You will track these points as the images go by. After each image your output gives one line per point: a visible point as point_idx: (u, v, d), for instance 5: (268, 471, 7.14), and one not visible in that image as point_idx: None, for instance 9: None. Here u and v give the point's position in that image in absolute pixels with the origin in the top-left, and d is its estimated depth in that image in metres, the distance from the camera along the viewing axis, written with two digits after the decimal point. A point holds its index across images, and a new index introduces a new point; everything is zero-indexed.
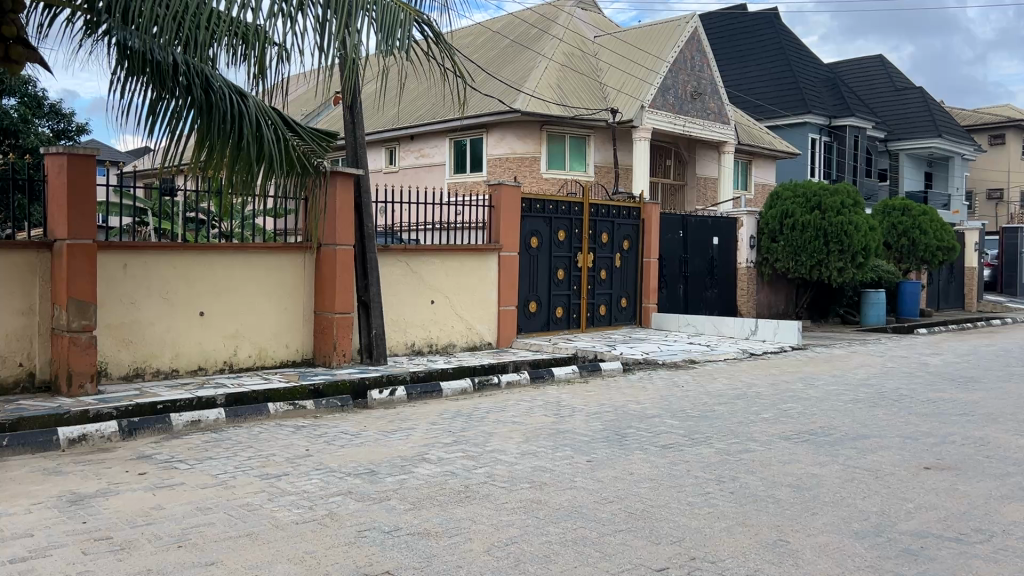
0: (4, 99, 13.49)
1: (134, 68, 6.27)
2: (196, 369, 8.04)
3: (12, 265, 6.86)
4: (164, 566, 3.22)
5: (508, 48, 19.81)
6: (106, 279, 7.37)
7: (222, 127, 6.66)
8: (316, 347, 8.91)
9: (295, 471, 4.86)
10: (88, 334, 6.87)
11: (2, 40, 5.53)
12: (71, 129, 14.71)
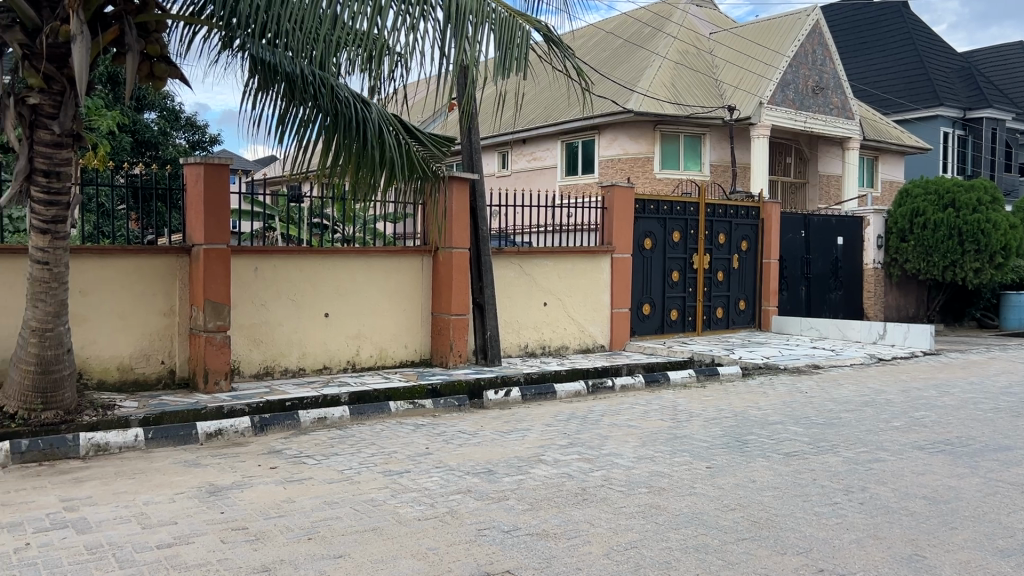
0: (146, 113, 14.39)
1: (266, 80, 6.59)
2: (321, 367, 8.36)
3: (155, 269, 7.32)
4: (296, 558, 3.37)
5: (621, 48, 19.67)
6: (239, 282, 7.76)
7: (347, 135, 6.89)
8: (433, 348, 9.10)
9: (416, 469, 4.98)
10: (223, 334, 7.25)
11: (148, 59, 5.91)
12: (205, 140, 15.59)
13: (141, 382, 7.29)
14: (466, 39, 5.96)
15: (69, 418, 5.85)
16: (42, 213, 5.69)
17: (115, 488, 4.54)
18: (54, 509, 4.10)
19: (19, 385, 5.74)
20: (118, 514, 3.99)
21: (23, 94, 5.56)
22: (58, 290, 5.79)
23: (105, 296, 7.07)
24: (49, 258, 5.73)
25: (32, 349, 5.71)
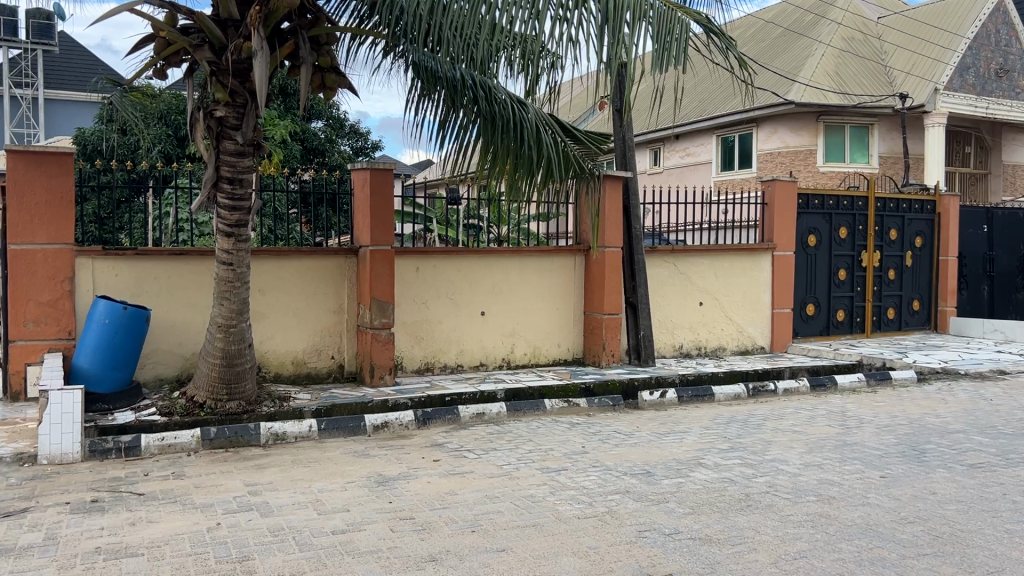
0: (314, 121, 15.14)
1: (428, 85, 6.80)
2: (478, 365, 8.55)
3: (326, 269, 7.72)
4: (461, 549, 3.46)
5: (781, 37, 18.93)
6: (401, 282, 8.06)
7: (505, 135, 6.98)
8: (587, 348, 9.10)
9: (574, 467, 4.99)
10: (387, 332, 7.56)
11: (320, 69, 6.27)
12: (367, 146, 16.31)
13: (313, 375, 7.72)
14: (621, 42, 5.78)
15: (250, 408, 6.28)
16: (227, 217, 6.15)
17: (292, 475, 4.82)
18: (239, 493, 4.41)
19: (207, 376, 6.22)
20: (296, 499, 4.24)
21: (211, 107, 6.04)
22: (241, 288, 6.23)
23: (281, 294, 7.53)
24: (234, 258, 6.18)
25: (218, 344, 6.17)
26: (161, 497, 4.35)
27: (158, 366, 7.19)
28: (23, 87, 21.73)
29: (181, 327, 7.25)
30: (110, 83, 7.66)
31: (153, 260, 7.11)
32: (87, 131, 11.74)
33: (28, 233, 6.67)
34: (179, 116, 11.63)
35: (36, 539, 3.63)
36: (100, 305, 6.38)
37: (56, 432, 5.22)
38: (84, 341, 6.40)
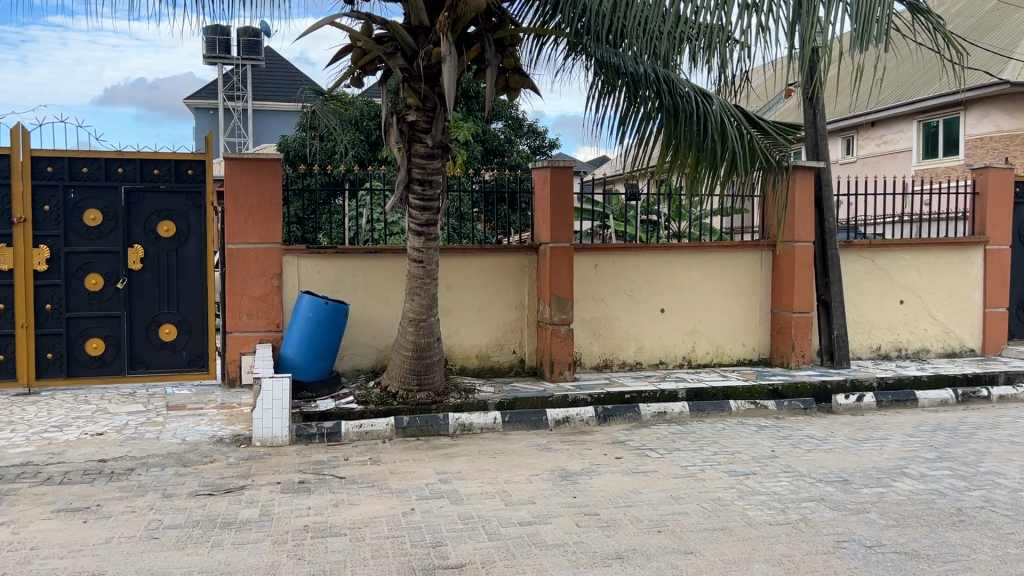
0: (494, 123, 15.48)
1: (610, 82, 6.77)
2: (658, 363, 8.45)
3: (508, 265, 7.87)
4: (648, 549, 3.42)
5: (992, 11, 17.33)
6: (581, 278, 8.10)
7: (689, 128, 6.82)
8: (774, 348, 8.74)
9: (763, 471, 4.81)
10: (567, 327, 7.62)
11: (504, 71, 6.39)
12: (546, 144, 16.51)
13: (496, 369, 7.93)
14: (816, 26, 5.42)
15: (439, 399, 6.54)
16: (418, 217, 6.42)
17: (479, 466, 4.97)
18: (431, 480, 4.60)
19: (400, 367, 6.54)
20: (484, 489, 4.36)
21: (403, 112, 6.33)
22: (431, 285, 6.48)
23: (466, 290, 7.78)
24: (424, 257, 6.44)
25: (409, 337, 6.47)
26: (360, 481, 4.62)
27: (355, 357, 7.64)
28: (235, 99, 23.78)
29: (375, 321, 7.66)
30: (314, 92, 8.18)
31: (350, 258, 7.54)
32: (289, 138, 12.61)
33: (243, 233, 7.29)
34: (371, 121, 12.25)
35: (253, 515, 3.97)
36: (304, 299, 6.87)
37: (268, 417, 5.66)
38: (291, 333, 6.92)
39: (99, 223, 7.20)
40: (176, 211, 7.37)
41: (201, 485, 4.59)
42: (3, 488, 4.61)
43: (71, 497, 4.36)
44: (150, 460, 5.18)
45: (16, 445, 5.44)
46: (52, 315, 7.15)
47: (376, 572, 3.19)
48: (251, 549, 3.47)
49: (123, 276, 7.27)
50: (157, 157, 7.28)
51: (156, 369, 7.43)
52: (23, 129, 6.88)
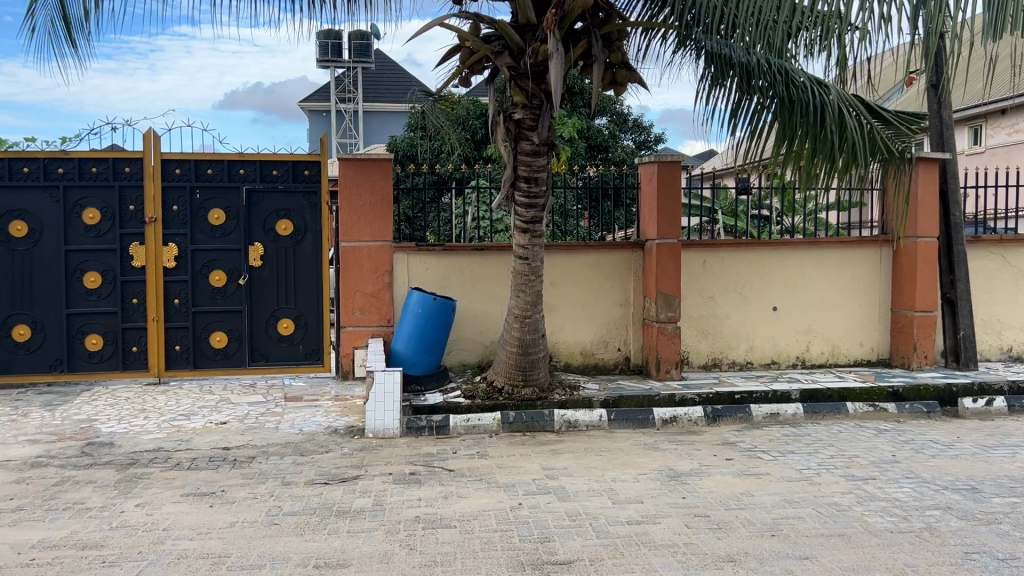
0: (599, 119, 15.37)
1: (720, 74, 6.60)
2: (770, 362, 8.22)
3: (613, 262, 7.81)
4: (760, 552, 3.34)
5: None
6: (688, 275, 7.95)
7: (805, 120, 6.60)
8: (894, 348, 8.36)
9: (883, 476, 4.61)
10: (673, 325, 7.50)
11: (610, 67, 6.34)
12: (652, 140, 16.31)
13: (601, 366, 7.90)
14: (945, 10, 4.88)
15: (544, 395, 6.56)
16: (523, 214, 6.45)
17: (586, 463, 4.96)
18: (538, 476, 4.62)
19: (505, 363, 6.60)
20: (591, 487, 4.35)
21: (510, 111, 6.38)
22: (536, 282, 6.50)
23: (572, 287, 7.77)
24: (530, 254, 6.46)
25: (515, 333, 6.51)
26: (468, 474, 4.69)
27: (462, 352, 7.76)
28: (346, 101, 24.53)
29: (481, 317, 7.74)
30: (422, 93, 8.33)
31: (457, 255, 7.65)
32: (397, 137, 12.88)
33: (356, 231, 7.51)
34: (477, 120, 12.37)
35: (366, 504, 4.09)
36: (414, 295, 7.02)
37: (380, 409, 5.82)
38: (401, 328, 7.09)
39: (222, 222, 7.56)
40: (293, 210, 7.66)
41: (317, 474, 4.76)
42: (138, 471, 4.91)
43: (198, 482, 4.61)
44: (270, 448, 5.41)
45: (149, 431, 5.78)
46: (180, 309, 7.56)
47: (485, 565, 3.23)
48: (365, 538, 3.58)
49: (245, 273, 7.61)
50: (275, 159, 7.58)
51: (274, 361, 7.76)
52: (155, 134, 7.30)
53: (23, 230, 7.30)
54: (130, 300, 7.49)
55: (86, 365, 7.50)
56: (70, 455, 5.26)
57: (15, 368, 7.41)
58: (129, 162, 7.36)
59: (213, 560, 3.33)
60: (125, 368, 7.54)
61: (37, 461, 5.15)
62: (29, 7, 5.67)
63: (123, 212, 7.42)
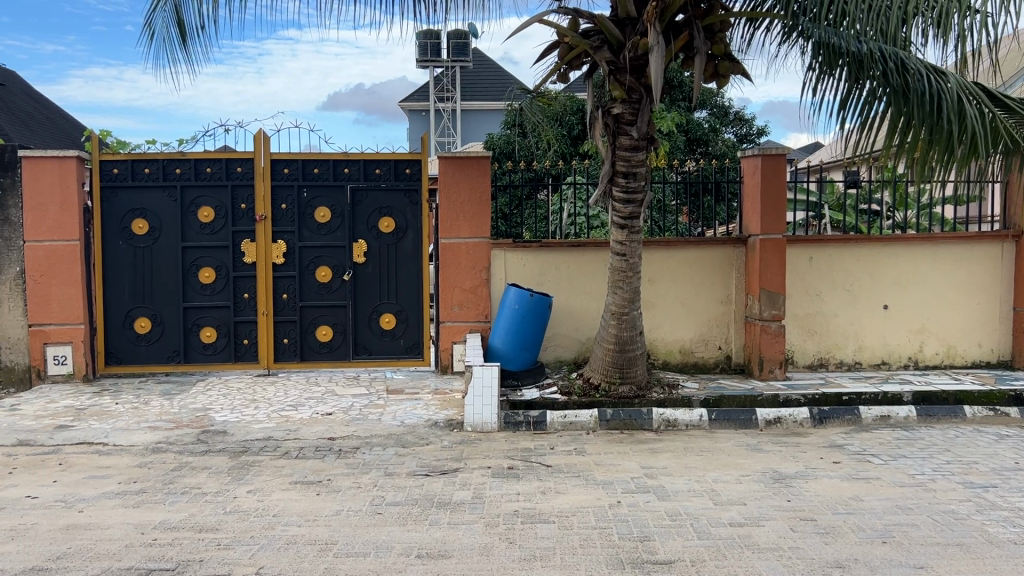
0: (698, 112, 15.08)
1: (829, 64, 6.34)
2: (880, 363, 7.89)
3: (715, 259, 7.66)
4: (870, 560, 3.22)
5: None
6: (793, 271, 7.72)
7: (921, 108, 6.14)
8: (1016, 349, 7.90)
9: (1005, 485, 4.36)
10: (777, 324, 7.31)
11: (712, 59, 6.24)
12: (754, 133, 15.91)
13: (701, 365, 7.76)
14: None
15: (642, 393, 6.50)
16: (621, 210, 6.39)
17: (686, 462, 4.89)
18: (637, 474, 4.58)
19: (602, 360, 6.56)
20: (692, 487, 4.29)
21: (609, 106, 6.35)
22: (634, 278, 6.43)
23: (671, 284, 7.66)
24: (627, 250, 6.40)
25: (612, 330, 6.48)
26: (566, 470, 4.69)
27: (559, 349, 7.76)
28: (445, 100, 24.90)
29: (579, 314, 7.72)
30: (521, 90, 8.35)
31: (555, 252, 7.65)
32: (494, 135, 12.95)
33: (455, 228, 7.61)
34: (573, 117, 12.32)
35: (467, 497, 4.14)
36: (512, 292, 7.08)
37: (478, 403, 5.88)
38: (499, 324, 7.16)
39: (328, 220, 7.80)
40: (395, 208, 7.83)
41: (419, 466, 4.86)
42: (249, 459, 5.12)
43: (306, 471, 4.77)
44: (373, 440, 5.55)
45: (259, 421, 6.02)
46: (288, 304, 7.83)
47: (584, 561, 3.23)
48: (466, 530, 3.63)
49: (349, 268, 7.83)
50: (378, 158, 7.76)
51: (377, 355, 7.96)
52: (265, 135, 7.58)
53: (145, 228, 7.70)
54: (242, 295, 7.81)
55: (201, 357, 7.86)
56: (188, 442, 5.54)
57: (138, 358, 7.83)
58: (241, 162, 7.67)
59: (320, 547, 3.45)
60: (237, 360, 7.87)
61: (157, 446, 5.44)
62: (148, 17, 6.00)
63: (236, 210, 7.74)
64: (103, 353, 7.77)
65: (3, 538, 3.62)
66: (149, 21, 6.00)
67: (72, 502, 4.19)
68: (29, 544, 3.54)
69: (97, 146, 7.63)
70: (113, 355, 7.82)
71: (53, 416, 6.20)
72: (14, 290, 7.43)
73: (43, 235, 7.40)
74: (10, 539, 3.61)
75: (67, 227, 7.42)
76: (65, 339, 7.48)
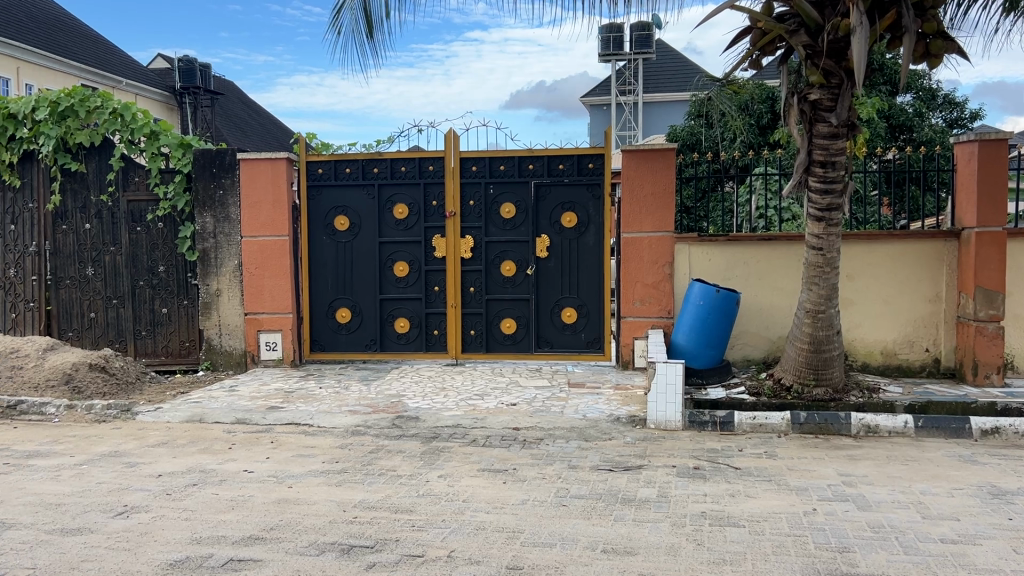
0: (901, 96, 14.02)
1: None
2: None
3: (922, 254, 7.10)
4: None
5: None
6: (1016, 267, 7.02)
7: None
8: None
9: None
10: (995, 325, 6.68)
11: (923, 38, 5.79)
12: (966, 117, 14.59)
13: (905, 367, 7.23)
14: None
15: (839, 396, 6.15)
16: (818, 201, 6.07)
17: (888, 471, 4.57)
18: (834, 482, 4.33)
19: (795, 360, 6.28)
20: (896, 498, 4.00)
21: (806, 92, 6.05)
22: (831, 274, 6.08)
23: (871, 281, 7.18)
24: (825, 244, 6.07)
25: (806, 329, 6.17)
26: (756, 474, 4.52)
27: (746, 347, 7.50)
28: (627, 94, 24.72)
29: (769, 311, 7.41)
30: (708, 79, 8.10)
31: (743, 246, 7.39)
32: (676, 126, 12.64)
33: (638, 222, 7.54)
34: (761, 105, 11.78)
35: (652, 495, 4.09)
36: (697, 287, 6.92)
37: (662, 401, 5.78)
38: (683, 320, 7.03)
39: (513, 215, 7.95)
40: (578, 203, 7.85)
41: (602, 460, 4.85)
42: (440, 445, 5.32)
43: (493, 459, 4.90)
44: (556, 432, 5.61)
45: (448, 409, 6.24)
46: (475, 297, 8.07)
47: (779, 568, 3.10)
48: (652, 528, 3.58)
49: (532, 263, 7.95)
50: (562, 153, 7.81)
51: (558, 348, 8.02)
52: (454, 134, 7.84)
53: (346, 224, 8.20)
54: (433, 288, 8.14)
55: (396, 346, 8.27)
56: (383, 426, 5.84)
57: (339, 346, 8.36)
58: (433, 161, 7.99)
59: (508, 535, 3.52)
60: (428, 350, 8.21)
61: (356, 429, 5.78)
62: (335, 15, 6.28)
63: (427, 207, 8.07)
64: (308, 341, 8.37)
65: (225, 507, 3.98)
66: (337, 16, 6.27)
67: (282, 477, 4.54)
68: (247, 514, 3.87)
69: (303, 148, 8.19)
70: (317, 343, 8.40)
71: (266, 398, 6.74)
72: (233, 281, 8.10)
73: (257, 231, 8.07)
74: (231, 508, 3.96)
75: (278, 223, 8.04)
76: (275, 326, 8.13)
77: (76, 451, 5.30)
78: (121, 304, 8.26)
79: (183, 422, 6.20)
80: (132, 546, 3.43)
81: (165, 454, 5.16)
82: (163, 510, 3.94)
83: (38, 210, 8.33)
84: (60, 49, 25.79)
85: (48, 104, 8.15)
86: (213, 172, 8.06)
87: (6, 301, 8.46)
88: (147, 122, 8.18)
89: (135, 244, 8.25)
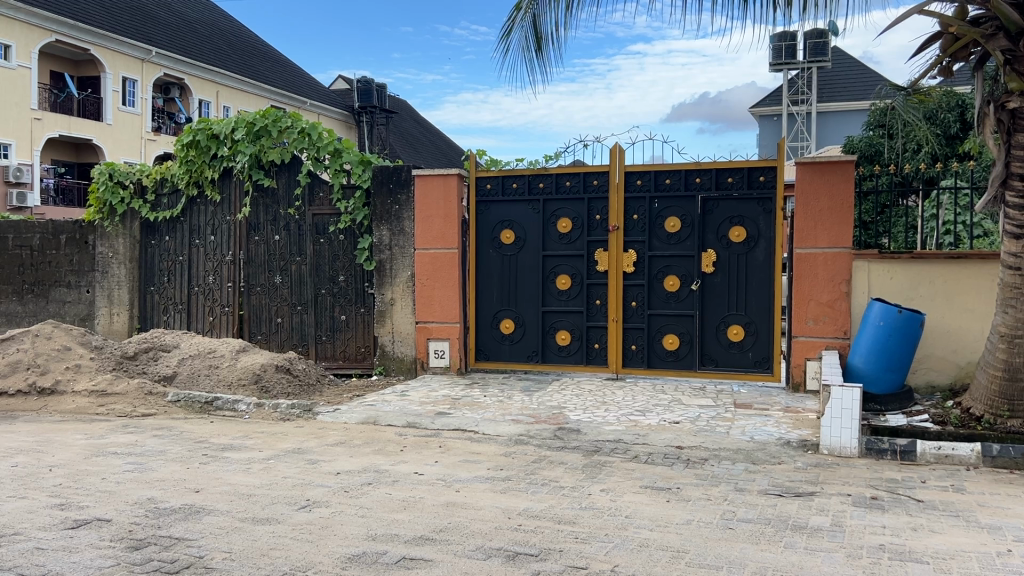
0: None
1: None
2: None
3: None
4: None
5: None
6: None
7: None
8: None
9: None
10: None
11: None
12: None
13: None
14: None
15: None
16: (1016, 218, 5.60)
17: None
18: None
19: (987, 389, 5.82)
20: None
21: (1004, 99, 5.64)
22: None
23: None
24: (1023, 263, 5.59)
25: (1000, 355, 5.71)
26: (942, 508, 4.22)
27: (930, 372, 7.00)
28: (801, 103, 23.91)
29: (955, 334, 6.91)
30: (891, 87, 7.68)
31: (928, 263, 6.94)
32: (854, 138, 12.02)
33: (813, 238, 7.25)
34: (949, 113, 11.01)
35: (825, 523, 3.92)
36: (876, 307, 6.59)
37: (837, 426, 5.51)
38: (861, 341, 6.70)
39: (678, 229, 7.85)
40: (748, 217, 7.64)
41: (771, 484, 4.70)
42: (602, 459, 5.33)
43: (656, 476, 4.85)
44: (722, 453, 5.48)
45: (610, 423, 6.24)
46: (637, 311, 8.03)
47: None
48: (825, 558, 3.43)
49: (698, 278, 7.80)
50: (732, 166, 7.64)
51: (723, 366, 7.81)
52: (619, 149, 7.87)
53: (511, 238, 8.40)
54: (595, 301, 8.17)
55: (557, 358, 8.34)
56: (546, 437, 5.92)
57: (502, 356, 8.54)
58: (597, 176, 8.06)
59: (672, 554, 3.48)
60: (589, 363, 8.22)
61: (520, 438, 5.90)
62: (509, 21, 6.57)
63: (591, 220, 8.13)
64: (474, 349, 8.61)
65: (398, 506, 4.18)
66: (509, 37, 6.46)
67: (451, 481, 4.70)
68: (418, 514, 4.04)
69: (473, 165, 8.47)
70: (481, 352, 8.61)
71: (435, 403, 7.01)
72: (406, 291, 8.47)
73: (429, 243, 8.39)
74: (403, 508, 4.15)
75: (448, 236, 8.33)
76: (444, 335, 8.41)
77: (264, 446, 5.72)
78: (305, 311, 8.85)
79: (359, 423, 6.55)
80: (315, 538, 3.67)
81: (342, 453, 5.47)
82: (342, 506, 4.19)
83: (234, 221, 9.14)
84: (253, 72, 28.09)
85: (245, 124, 8.93)
86: (390, 188, 8.49)
87: (205, 306, 9.29)
88: (332, 140, 8.80)
89: (319, 255, 8.83)
